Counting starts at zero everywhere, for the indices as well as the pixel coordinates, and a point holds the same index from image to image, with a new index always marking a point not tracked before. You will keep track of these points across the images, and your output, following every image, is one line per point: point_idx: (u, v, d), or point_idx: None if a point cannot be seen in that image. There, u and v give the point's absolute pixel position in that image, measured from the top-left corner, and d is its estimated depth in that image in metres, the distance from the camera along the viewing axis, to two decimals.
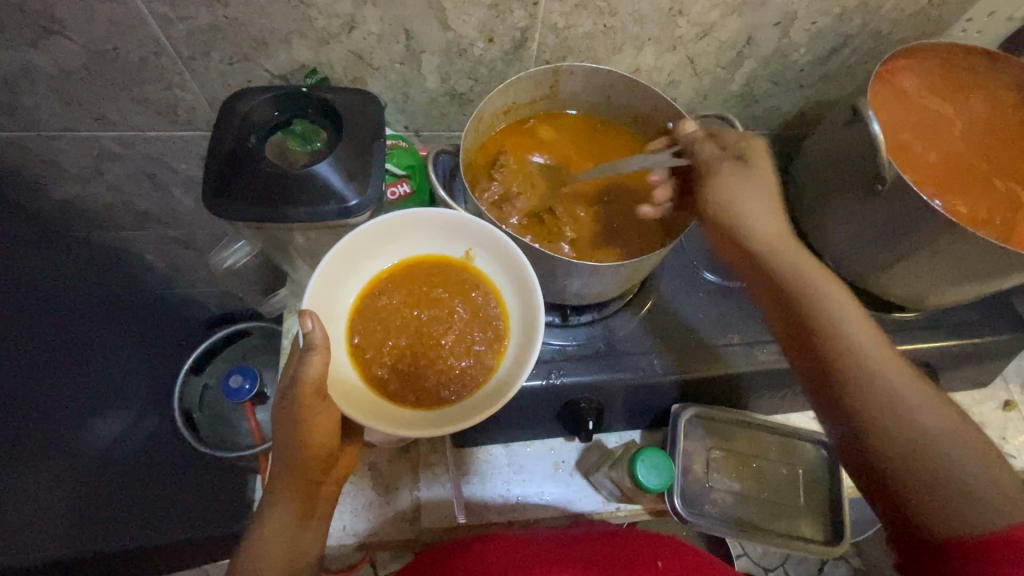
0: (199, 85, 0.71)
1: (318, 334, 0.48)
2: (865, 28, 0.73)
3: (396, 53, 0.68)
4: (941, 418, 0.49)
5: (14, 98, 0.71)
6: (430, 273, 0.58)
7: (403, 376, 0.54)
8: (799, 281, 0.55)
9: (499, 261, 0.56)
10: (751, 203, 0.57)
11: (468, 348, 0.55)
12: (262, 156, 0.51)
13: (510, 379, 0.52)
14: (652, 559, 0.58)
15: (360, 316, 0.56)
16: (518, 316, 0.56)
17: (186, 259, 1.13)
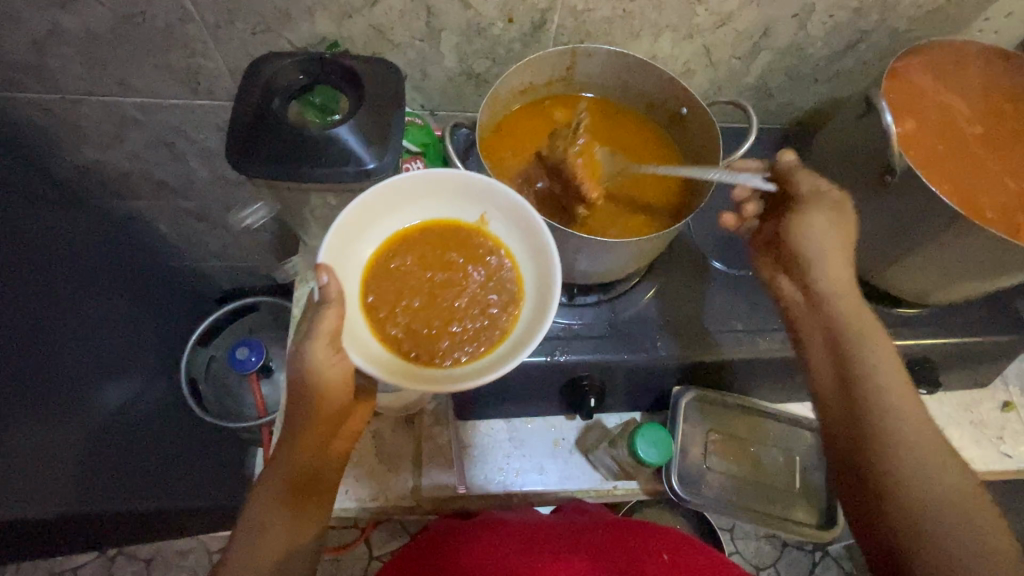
0: (222, 54, 0.73)
1: (333, 289, 0.49)
2: (882, 24, 0.74)
3: (417, 30, 0.69)
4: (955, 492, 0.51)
5: (41, 59, 0.73)
6: (444, 236, 0.58)
7: (417, 335, 0.54)
8: (860, 333, 0.58)
9: (516, 224, 0.56)
10: (830, 250, 0.59)
11: (483, 310, 0.55)
12: (286, 117, 0.52)
13: (525, 340, 0.52)
14: (657, 551, 0.58)
15: (375, 275, 0.55)
16: (533, 281, 0.56)
17: (199, 230, 1.14)
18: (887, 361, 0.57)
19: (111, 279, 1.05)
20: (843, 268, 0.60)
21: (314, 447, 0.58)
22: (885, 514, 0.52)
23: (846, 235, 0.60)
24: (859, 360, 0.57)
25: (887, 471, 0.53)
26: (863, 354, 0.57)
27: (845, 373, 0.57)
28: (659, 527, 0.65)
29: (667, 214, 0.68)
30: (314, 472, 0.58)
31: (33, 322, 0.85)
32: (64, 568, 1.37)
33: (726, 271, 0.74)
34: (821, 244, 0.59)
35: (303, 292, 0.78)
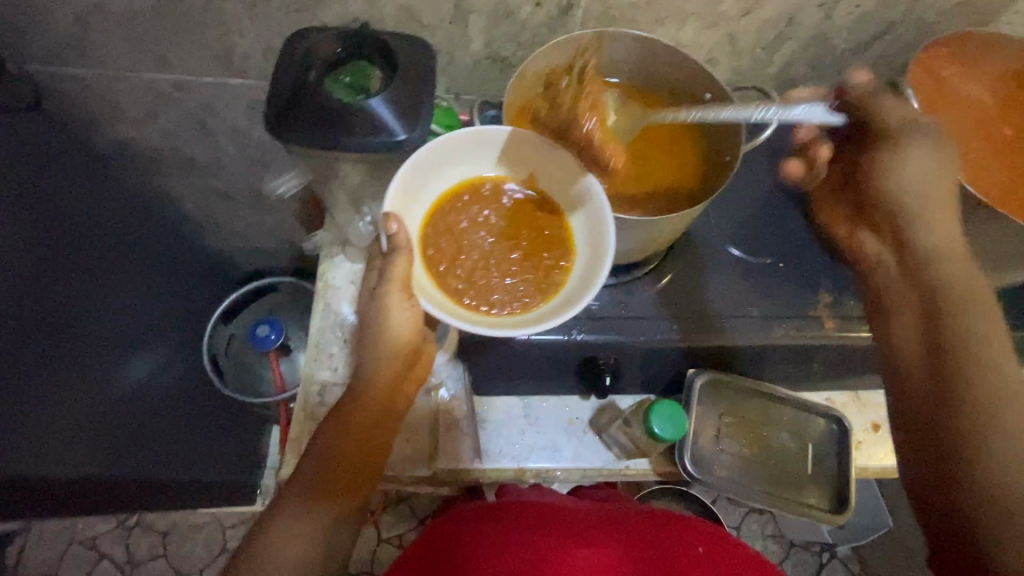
0: (256, 32, 0.75)
1: (401, 236, 0.54)
2: (909, 15, 0.74)
3: (446, 12, 0.71)
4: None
5: (85, 33, 0.76)
6: (496, 196, 0.62)
7: (475, 285, 0.58)
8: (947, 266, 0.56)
9: (568, 183, 0.61)
10: (924, 192, 0.58)
11: (537, 262, 0.59)
12: (322, 88, 0.54)
13: (582, 288, 0.55)
14: (692, 544, 0.55)
15: (433, 228, 0.60)
16: (584, 236, 0.59)
17: (224, 209, 1.18)
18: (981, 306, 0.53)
19: (139, 253, 1.08)
20: (940, 208, 0.58)
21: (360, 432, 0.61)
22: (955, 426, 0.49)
23: (937, 177, 0.58)
24: (944, 298, 0.54)
25: (965, 416, 0.49)
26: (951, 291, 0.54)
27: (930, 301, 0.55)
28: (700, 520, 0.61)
29: (686, 197, 0.69)
30: (368, 445, 0.62)
31: (63, 291, 0.88)
32: (85, 536, 1.42)
33: (743, 258, 0.74)
34: (916, 182, 0.59)
35: (327, 267, 0.80)
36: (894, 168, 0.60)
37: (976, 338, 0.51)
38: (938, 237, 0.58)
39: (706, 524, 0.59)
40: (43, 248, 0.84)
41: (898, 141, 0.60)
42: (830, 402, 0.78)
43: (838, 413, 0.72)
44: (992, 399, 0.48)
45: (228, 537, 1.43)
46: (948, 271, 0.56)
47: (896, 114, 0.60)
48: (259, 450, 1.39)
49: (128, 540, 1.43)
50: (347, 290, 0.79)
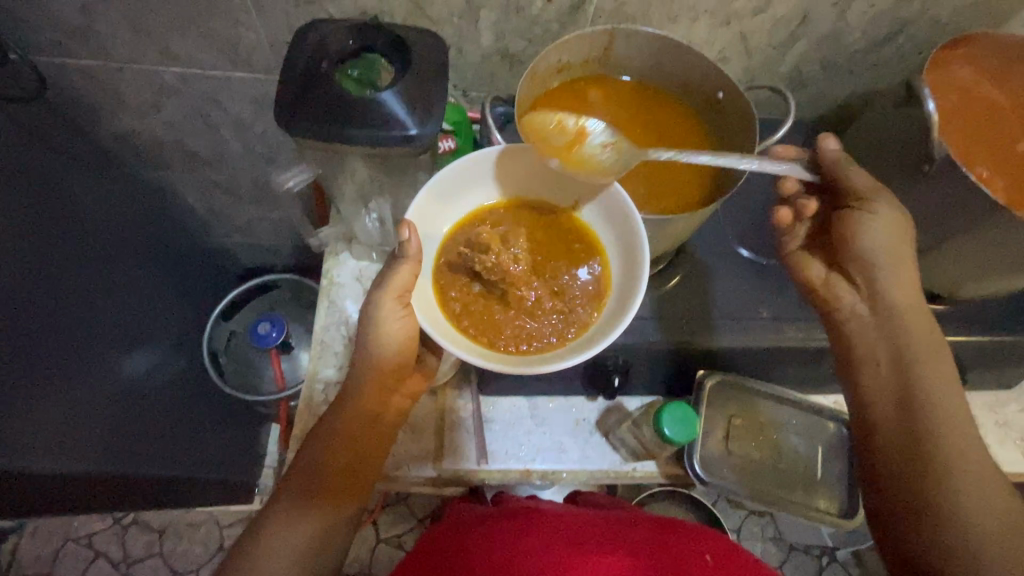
0: (263, 24, 0.74)
1: (412, 245, 0.55)
2: (923, 15, 0.73)
3: (456, 7, 0.70)
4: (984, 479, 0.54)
5: (89, 23, 0.74)
6: (534, 220, 0.64)
7: (481, 316, 0.58)
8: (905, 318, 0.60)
9: (606, 219, 0.61)
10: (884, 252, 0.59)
11: (560, 300, 0.59)
12: (331, 79, 0.53)
13: (599, 333, 0.55)
14: (701, 553, 0.54)
15: (457, 243, 0.62)
16: (619, 276, 0.59)
17: (226, 203, 1.17)
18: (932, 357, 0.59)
19: (143, 248, 1.07)
20: (908, 277, 0.60)
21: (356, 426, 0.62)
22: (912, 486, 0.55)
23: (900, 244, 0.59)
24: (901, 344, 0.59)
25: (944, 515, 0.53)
26: (926, 387, 0.57)
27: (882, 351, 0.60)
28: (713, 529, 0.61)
29: (706, 190, 0.67)
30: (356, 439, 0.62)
31: (63, 285, 0.87)
32: (80, 534, 1.41)
33: (753, 258, 0.74)
34: (885, 246, 0.59)
35: (333, 265, 0.79)
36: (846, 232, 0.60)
37: (933, 394, 0.57)
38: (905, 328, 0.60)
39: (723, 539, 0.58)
40: (42, 240, 0.83)
41: (868, 199, 0.59)
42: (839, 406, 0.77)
43: (849, 416, 0.71)
44: (943, 466, 0.54)
45: (225, 536, 1.42)
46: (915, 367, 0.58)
47: (861, 179, 0.60)
48: (258, 447, 1.38)
49: (124, 538, 1.41)
50: (351, 287, 0.78)
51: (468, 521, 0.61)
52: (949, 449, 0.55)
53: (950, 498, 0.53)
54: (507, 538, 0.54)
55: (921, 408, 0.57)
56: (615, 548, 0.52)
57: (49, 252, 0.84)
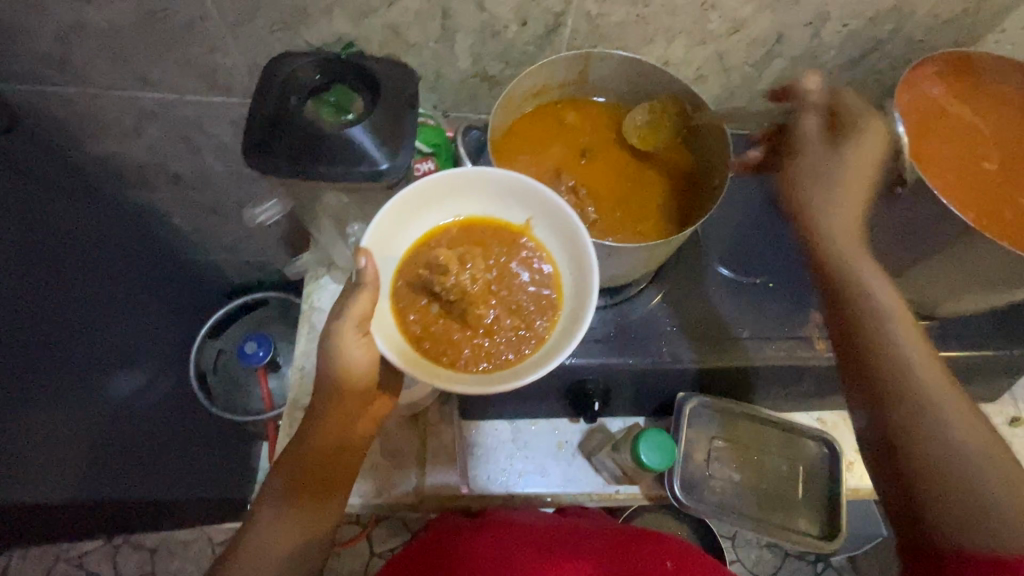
0: (240, 50, 0.74)
1: (369, 271, 0.53)
2: (898, 33, 0.73)
3: (432, 32, 0.70)
4: (967, 423, 0.54)
5: (65, 52, 0.74)
6: (489, 235, 0.61)
7: (440, 337, 0.56)
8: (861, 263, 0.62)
9: (561, 233, 0.59)
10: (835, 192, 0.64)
11: (516, 317, 0.57)
12: (300, 117, 0.55)
13: (553, 352, 0.54)
14: (660, 560, 0.61)
15: (412, 263, 0.59)
16: (571, 291, 0.58)
17: (211, 222, 1.16)
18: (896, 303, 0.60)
19: (130, 270, 1.06)
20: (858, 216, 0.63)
21: (331, 442, 0.61)
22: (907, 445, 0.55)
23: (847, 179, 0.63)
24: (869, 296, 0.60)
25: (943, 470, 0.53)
26: (895, 328, 0.58)
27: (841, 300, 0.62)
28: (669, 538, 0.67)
29: (677, 215, 0.69)
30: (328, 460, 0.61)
31: (55, 310, 0.87)
32: (71, 554, 1.40)
33: (732, 277, 0.74)
34: (831, 184, 0.64)
35: (314, 291, 0.80)
36: (798, 171, 0.66)
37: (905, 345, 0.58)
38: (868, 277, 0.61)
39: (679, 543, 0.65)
40: (40, 268, 0.84)
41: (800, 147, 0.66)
42: (821, 422, 0.77)
43: (829, 436, 0.72)
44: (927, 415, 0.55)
45: (218, 553, 1.41)
46: (874, 311, 0.59)
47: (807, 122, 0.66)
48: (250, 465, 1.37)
49: (116, 557, 1.41)
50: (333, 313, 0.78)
51: (448, 528, 0.66)
52: (918, 382, 0.56)
53: (922, 430, 0.54)
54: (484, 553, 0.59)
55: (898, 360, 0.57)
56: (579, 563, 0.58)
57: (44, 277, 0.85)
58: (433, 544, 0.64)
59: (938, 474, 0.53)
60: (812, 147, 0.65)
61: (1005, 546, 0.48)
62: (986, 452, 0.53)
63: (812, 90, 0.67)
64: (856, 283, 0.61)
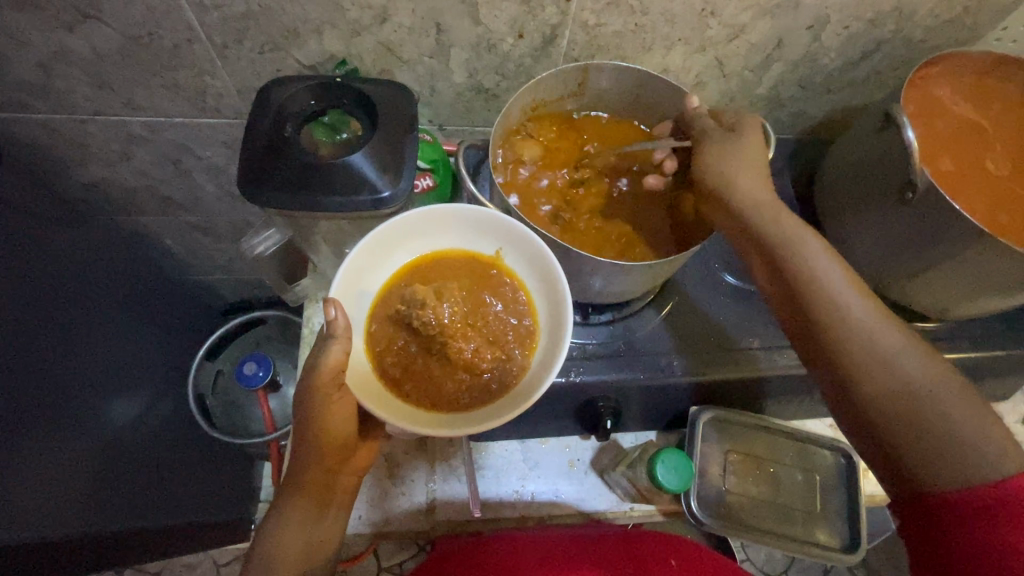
0: (229, 72, 0.72)
1: (340, 322, 0.52)
2: (897, 34, 0.72)
3: (426, 47, 0.68)
4: (924, 370, 0.52)
5: (48, 79, 0.72)
6: (460, 266, 0.61)
7: (418, 378, 0.56)
8: (790, 242, 0.57)
9: (530, 261, 0.59)
10: (748, 170, 0.59)
11: (494, 348, 0.57)
12: (295, 146, 0.55)
13: (536, 382, 0.54)
14: (665, 557, 0.63)
15: (385, 303, 0.59)
16: (548, 318, 0.58)
17: (204, 243, 1.14)
18: (834, 274, 0.56)
19: (123, 295, 1.04)
20: (761, 180, 0.59)
21: (333, 459, 0.59)
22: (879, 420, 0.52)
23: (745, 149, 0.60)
24: (807, 275, 0.56)
25: (923, 439, 0.51)
26: (836, 303, 0.54)
27: (791, 294, 0.57)
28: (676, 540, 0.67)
29: (680, 229, 0.68)
30: (324, 485, 0.60)
31: (53, 340, 0.85)
32: None
33: (739, 286, 0.73)
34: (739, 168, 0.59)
35: (314, 312, 0.80)
36: (718, 159, 0.60)
37: (845, 316, 0.54)
38: (812, 256, 0.56)
39: (678, 543, 0.66)
40: (37, 301, 0.82)
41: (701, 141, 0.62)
42: (834, 428, 0.77)
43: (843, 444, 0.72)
44: (890, 384, 0.52)
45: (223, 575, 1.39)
46: (819, 302, 0.55)
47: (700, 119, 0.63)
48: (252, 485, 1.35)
49: None
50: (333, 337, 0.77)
51: (455, 552, 0.65)
52: (872, 349, 0.53)
53: (885, 402, 0.52)
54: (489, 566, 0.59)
55: (844, 334, 0.54)
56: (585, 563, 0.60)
57: (41, 309, 0.83)
58: (439, 564, 0.64)
59: (910, 423, 0.51)
60: (712, 134, 0.61)
61: (988, 477, 0.48)
62: (943, 384, 0.52)
63: (701, 110, 0.63)
64: (798, 265, 0.56)
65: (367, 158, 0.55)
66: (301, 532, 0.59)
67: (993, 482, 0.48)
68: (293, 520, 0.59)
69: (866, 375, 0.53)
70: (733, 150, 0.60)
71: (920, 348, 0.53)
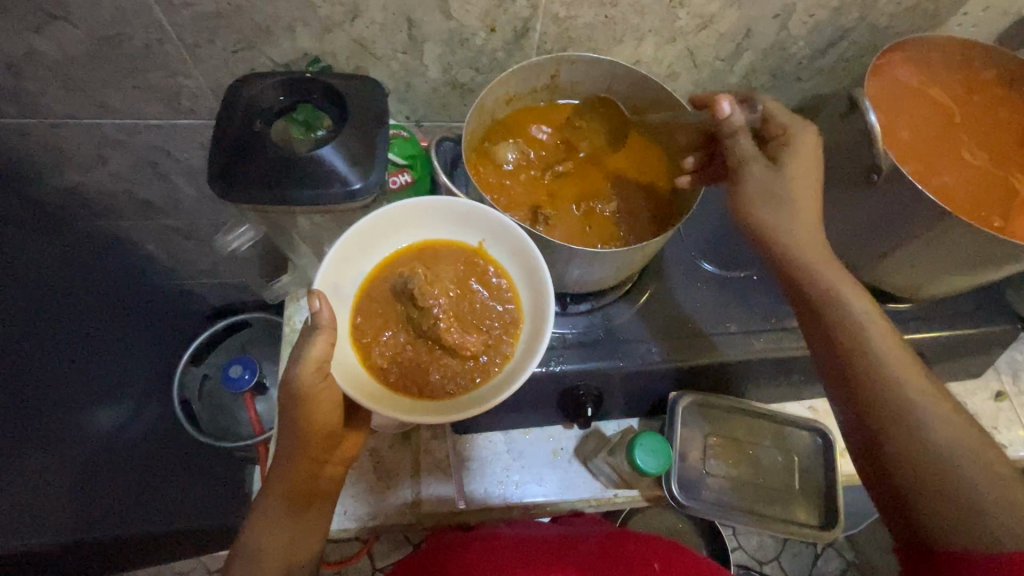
0: (202, 72, 0.72)
1: (325, 314, 0.52)
2: (863, 21, 0.74)
3: (399, 42, 0.69)
4: (955, 430, 0.51)
5: (19, 82, 0.71)
6: (445, 257, 0.61)
7: (407, 367, 0.56)
8: (835, 291, 0.57)
9: (511, 250, 0.59)
10: (793, 213, 0.58)
11: (481, 337, 0.57)
12: (266, 141, 0.55)
13: (520, 367, 0.54)
14: (648, 561, 0.60)
15: (370, 296, 0.59)
16: (531, 305, 0.58)
17: (185, 246, 1.14)
18: (876, 325, 0.56)
19: (104, 300, 1.03)
20: (807, 223, 0.59)
21: (315, 457, 0.59)
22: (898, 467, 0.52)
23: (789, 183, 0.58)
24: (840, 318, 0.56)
25: (938, 494, 0.49)
26: (871, 350, 0.54)
27: (824, 331, 0.57)
28: (663, 538, 0.67)
29: (652, 222, 0.69)
30: (309, 484, 0.60)
31: (32, 348, 0.84)
32: None
33: (716, 273, 0.74)
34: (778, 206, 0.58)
35: (294, 310, 0.80)
36: (754, 196, 0.59)
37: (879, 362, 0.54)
38: (855, 308, 0.56)
39: (667, 545, 0.65)
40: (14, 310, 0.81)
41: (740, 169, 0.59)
42: (813, 410, 0.78)
43: (820, 425, 0.73)
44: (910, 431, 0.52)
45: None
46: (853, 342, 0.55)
47: (745, 143, 0.60)
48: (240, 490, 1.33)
49: None
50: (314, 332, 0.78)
51: (442, 546, 0.65)
52: (899, 396, 0.53)
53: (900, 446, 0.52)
54: (473, 563, 0.59)
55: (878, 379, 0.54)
56: (561, 566, 0.58)
57: (19, 318, 0.82)
58: (425, 560, 0.64)
59: (924, 475, 0.50)
60: (757, 163, 0.59)
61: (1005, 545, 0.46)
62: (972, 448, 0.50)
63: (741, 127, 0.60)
64: (836, 307, 0.56)
65: (336, 151, 0.55)
66: (282, 531, 0.59)
67: (1014, 550, 0.45)
68: (275, 521, 0.59)
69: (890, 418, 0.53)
70: (773, 184, 0.58)
71: (947, 404, 0.52)
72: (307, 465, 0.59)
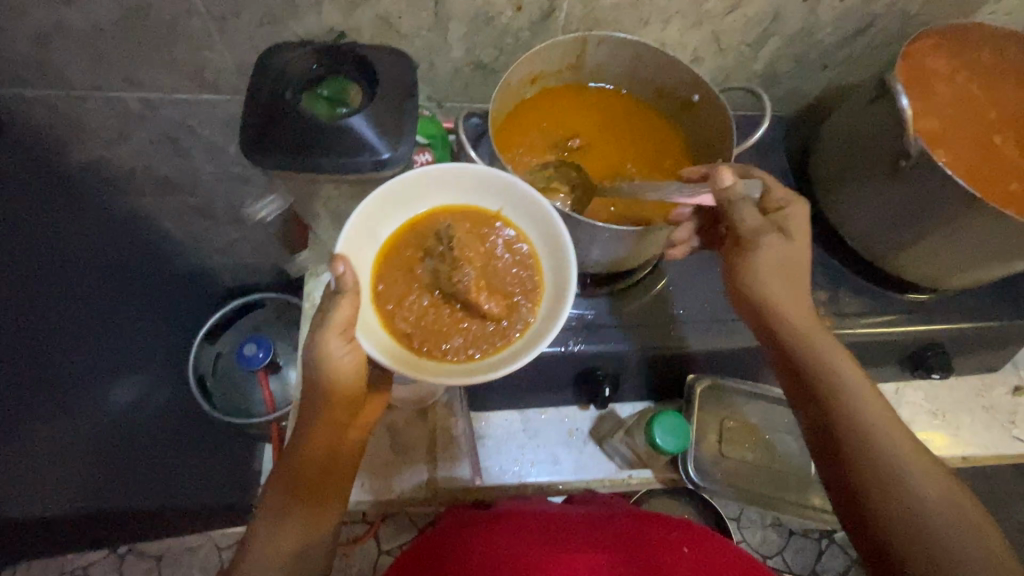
0: (227, 47, 0.72)
1: (349, 278, 0.51)
2: (892, 8, 0.73)
3: (425, 20, 0.69)
4: (926, 471, 0.54)
5: (46, 54, 0.72)
6: (465, 223, 0.61)
7: (428, 332, 0.57)
8: (814, 346, 0.60)
9: (532, 216, 0.59)
10: (784, 278, 0.60)
11: (502, 302, 0.57)
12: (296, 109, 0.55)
13: (542, 332, 0.55)
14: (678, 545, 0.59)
15: (391, 261, 0.59)
16: (551, 273, 0.58)
17: (201, 224, 1.15)
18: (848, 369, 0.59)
19: (122, 275, 1.04)
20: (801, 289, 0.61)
21: (335, 424, 0.59)
22: (872, 506, 0.53)
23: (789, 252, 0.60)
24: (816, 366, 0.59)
25: (908, 533, 0.51)
26: (844, 400, 0.57)
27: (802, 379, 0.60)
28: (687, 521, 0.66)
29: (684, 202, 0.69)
30: (328, 449, 0.60)
31: (50, 320, 0.85)
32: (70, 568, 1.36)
33: None
34: (773, 273, 0.60)
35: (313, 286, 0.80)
36: (753, 268, 0.60)
37: (857, 411, 0.57)
38: (830, 356, 0.59)
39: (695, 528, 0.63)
40: (32, 282, 0.82)
41: (752, 245, 0.60)
42: None
43: None
44: (883, 473, 0.54)
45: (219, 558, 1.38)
46: (833, 391, 0.58)
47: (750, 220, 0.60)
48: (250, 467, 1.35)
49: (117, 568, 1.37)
50: None
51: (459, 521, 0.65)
52: (871, 440, 0.55)
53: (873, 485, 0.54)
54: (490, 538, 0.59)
55: (852, 426, 0.56)
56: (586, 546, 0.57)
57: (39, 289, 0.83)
58: (440, 534, 0.64)
59: (893, 509, 0.52)
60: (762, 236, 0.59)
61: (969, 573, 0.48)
62: (936, 487, 0.53)
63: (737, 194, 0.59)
64: (819, 361, 0.59)
65: (364, 123, 0.55)
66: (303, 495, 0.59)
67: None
68: (295, 487, 0.59)
69: (864, 461, 0.55)
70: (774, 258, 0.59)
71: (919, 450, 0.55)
72: (327, 430, 0.59)
